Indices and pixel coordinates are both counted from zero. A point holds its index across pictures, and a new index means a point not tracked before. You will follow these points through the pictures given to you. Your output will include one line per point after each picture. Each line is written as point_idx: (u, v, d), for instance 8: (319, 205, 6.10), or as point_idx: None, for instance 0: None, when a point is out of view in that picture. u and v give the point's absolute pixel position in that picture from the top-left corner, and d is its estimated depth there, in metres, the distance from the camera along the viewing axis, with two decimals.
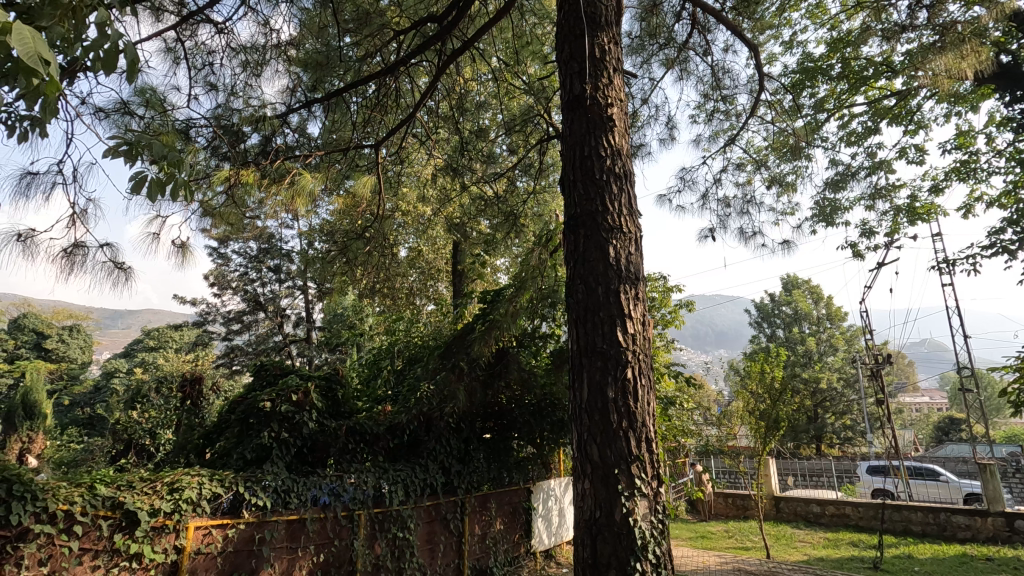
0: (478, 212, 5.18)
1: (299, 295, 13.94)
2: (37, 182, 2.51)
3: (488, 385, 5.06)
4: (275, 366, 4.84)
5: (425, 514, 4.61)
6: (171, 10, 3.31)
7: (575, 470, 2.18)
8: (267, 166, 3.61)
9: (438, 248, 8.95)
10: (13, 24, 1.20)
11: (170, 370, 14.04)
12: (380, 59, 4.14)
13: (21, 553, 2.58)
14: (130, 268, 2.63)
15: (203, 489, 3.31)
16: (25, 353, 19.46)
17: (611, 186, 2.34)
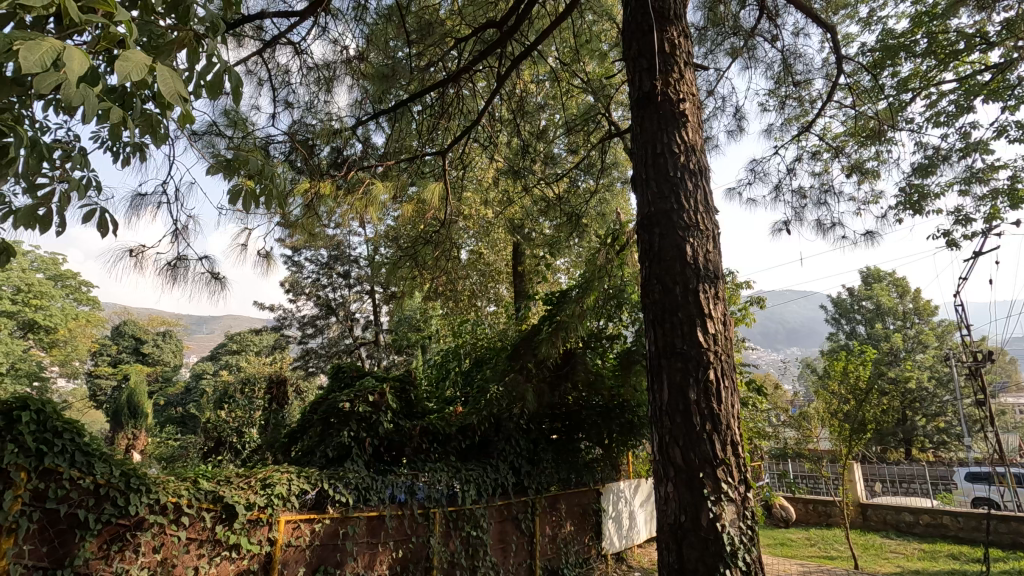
0: (539, 212, 5.18)
1: (367, 300, 14.46)
2: (145, 201, 2.76)
3: (555, 386, 5.09)
4: (351, 368, 5.05)
5: (497, 514, 4.67)
6: (252, 36, 3.54)
7: (656, 473, 2.15)
8: (341, 178, 3.78)
9: (499, 250, 9.01)
10: (157, 66, 1.35)
11: (252, 372, 14.99)
12: (441, 69, 4.25)
13: (138, 541, 2.84)
14: (225, 278, 2.85)
15: (292, 485, 3.52)
16: (127, 358, 21.35)
17: (686, 183, 2.28)
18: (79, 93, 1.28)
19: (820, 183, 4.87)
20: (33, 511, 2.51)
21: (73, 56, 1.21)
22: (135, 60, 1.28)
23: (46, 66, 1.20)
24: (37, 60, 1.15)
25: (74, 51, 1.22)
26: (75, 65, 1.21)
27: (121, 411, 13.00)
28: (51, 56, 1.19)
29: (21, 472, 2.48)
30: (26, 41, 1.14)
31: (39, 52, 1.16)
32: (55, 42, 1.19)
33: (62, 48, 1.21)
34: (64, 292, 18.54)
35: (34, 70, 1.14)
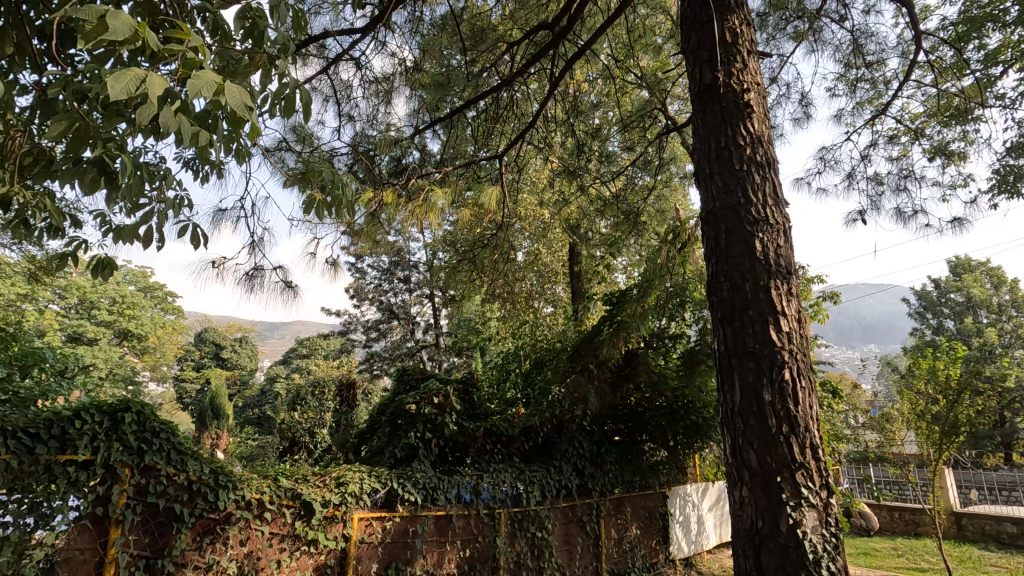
0: (597, 212, 5.14)
1: (427, 303, 14.78)
2: (226, 217, 2.96)
3: (617, 387, 5.04)
4: (416, 371, 5.18)
5: (562, 515, 4.66)
6: (316, 54, 3.69)
7: (730, 476, 2.09)
8: (402, 186, 3.89)
9: (555, 250, 8.98)
10: (226, 83, 1.44)
11: (322, 375, 15.69)
12: (494, 74, 4.29)
13: (227, 534, 3.03)
14: (298, 287, 3.01)
15: (364, 484, 3.65)
16: (208, 363, 22.84)
17: (752, 176, 2.20)
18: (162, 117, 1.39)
19: (899, 168, 4.57)
20: (136, 504, 2.74)
21: (153, 81, 1.30)
22: (206, 79, 1.37)
23: (132, 92, 1.30)
24: (124, 88, 1.25)
25: (155, 77, 1.32)
26: (155, 90, 1.31)
27: (205, 412, 13.95)
28: (135, 83, 1.30)
29: (127, 468, 2.72)
30: (114, 72, 1.25)
31: (126, 79, 1.27)
32: (138, 70, 1.28)
33: (143, 75, 1.31)
34: (153, 302, 20.02)
35: (121, 98, 1.24)
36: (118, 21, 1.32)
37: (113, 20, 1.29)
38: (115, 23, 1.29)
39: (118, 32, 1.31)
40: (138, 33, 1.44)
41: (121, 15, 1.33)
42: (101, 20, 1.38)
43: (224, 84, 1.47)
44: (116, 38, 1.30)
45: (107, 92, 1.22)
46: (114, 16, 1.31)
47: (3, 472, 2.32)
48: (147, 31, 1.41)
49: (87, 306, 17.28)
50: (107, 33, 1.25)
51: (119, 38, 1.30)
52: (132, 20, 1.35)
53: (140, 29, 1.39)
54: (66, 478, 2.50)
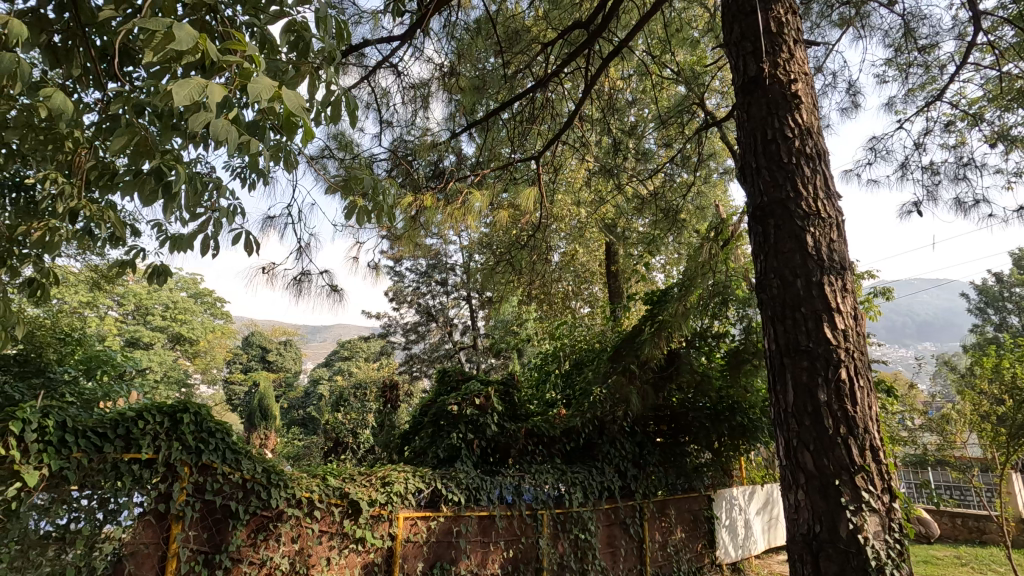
0: (635, 211, 5.06)
1: (464, 306, 14.88)
2: (274, 224, 3.06)
3: (659, 388, 4.95)
4: (456, 372, 5.22)
5: (605, 517, 4.62)
6: (355, 63, 3.78)
7: (784, 479, 2.02)
8: (441, 189, 3.93)
9: (592, 250, 8.91)
10: (283, 88, 1.48)
11: (363, 377, 16.01)
12: (529, 75, 4.29)
13: (280, 531, 3.13)
14: (343, 290, 3.08)
15: (409, 483, 3.71)
16: (255, 366, 23.64)
17: (802, 169, 2.13)
18: (221, 124, 1.44)
19: (956, 156, 4.34)
20: (195, 501, 2.85)
21: (213, 90, 1.35)
22: (264, 84, 1.41)
23: (194, 101, 1.35)
24: (187, 96, 1.30)
25: (215, 86, 1.37)
26: (215, 98, 1.35)
27: (254, 414, 14.46)
28: (197, 91, 1.34)
29: (186, 466, 2.83)
30: (179, 81, 1.30)
31: (188, 88, 1.32)
32: (200, 79, 1.33)
33: (204, 84, 1.36)
34: (203, 307, 20.83)
35: (184, 105, 1.29)
36: (181, 33, 1.38)
37: (177, 31, 1.35)
38: (179, 35, 1.35)
39: (181, 43, 1.36)
40: (199, 45, 1.50)
41: (184, 27, 1.39)
42: (165, 33, 1.44)
43: (279, 90, 1.51)
44: (178, 48, 1.36)
45: (173, 99, 1.28)
46: (177, 28, 1.36)
47: (75, 470, 2.45)
48: (207, 43, 1.47)
49: (142, 312, 18.15)
50: (171, 45, 1.31)
51: (181, 48, 1.35)
52: (193, 32, 1.40)
53: (201, 42, 1.45)
54: (131, 476, 2.63)
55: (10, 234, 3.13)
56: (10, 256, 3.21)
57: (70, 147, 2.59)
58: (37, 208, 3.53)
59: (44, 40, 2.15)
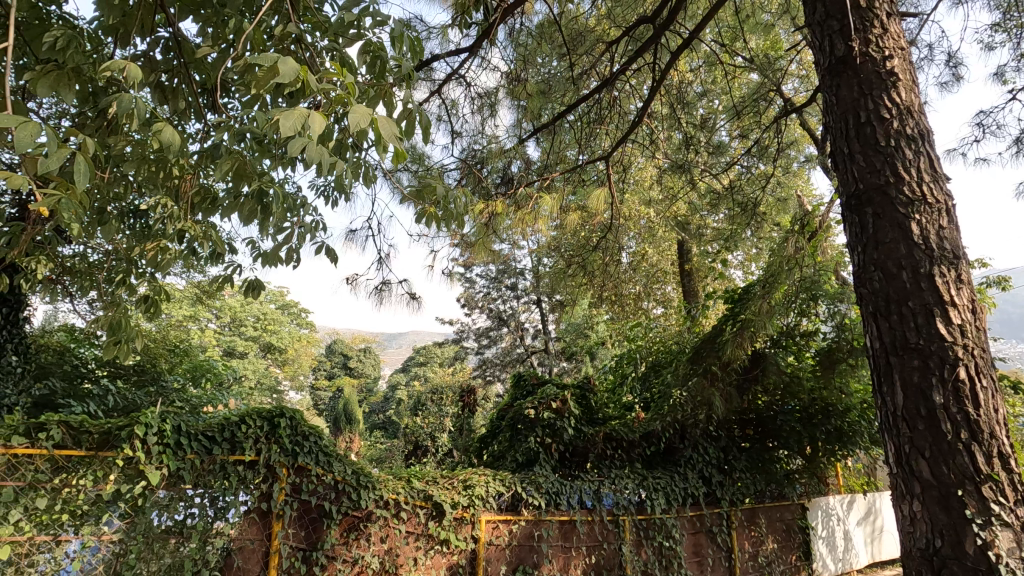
0: (709, 206, 4.86)
1: (535, 309, 14.89)
2: (355, 237, 3.20)
3: (743, 390, 4.72)
4: (531, 376, 5.24)
5: (689, 525, 4.45)
6: (424, 78, 3.89)
7: (895, 488, 1.87)
8: (510, 195, 3.96)
9: (664, 249, 8.62)
10: (376, 116, 1.54)
11: (439, 382, 16.41)
12: (595, 76, 4.25)
13: (369, 531, 3.26)
14: (421, 298, 3.18)
15: (489, 487, 3.76)
16: (339, 373, 24.86)
17: (903, 152, 1.97)
18: (320, 151, 1.52)
19: None
20: (293, 501, 3.02)
21: (315, 119, 1.42)
22: (360, 114, 1.46)
23: (296, 129, 1.43)
24: (292, 125, 1.37)
25: (316, 115, 1.44)
26: (316, 127, 1.42)
27: (339, 418, 15.23)
28: (300, 121, 1.41)
29: (284, 467, 3.01)
30: (286, 111, 1.37)
31: (294, 118, 1.39)
32: (304, 109, 1.40)
33: (306, 113, 1.43)
34: (290, 318, 22.19)
35: (290, 135, 1.36)
36: (286, 66, 1.45)
37: (282, 65, 1.43)
38: (284, 70, 1.43)
39: (286, 76, 1.44)
40: (298, 77, 1.58)
41: (287, 61, 1.47)
42: (270, 66, 1.53)
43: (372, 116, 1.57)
44: (282, 82, 1.43)
45: (280, 129, 1.35)
46: (281, 63, 1.44)
47: (189, 470, 2.68)
48: (307, 75, 1.55)
49: (237, 324, 19.60)
50: (278, 79, 1.38)
51: (285, 82, 1.43)
52: (295, 64, 1.48)
53: (301, 73, 1.53)
54: (237, 476, 2.83)
55: (128, 255, 3.45)
56: (130, 275, 3.57)
57: (177, 173, 2.83)
58: (151, 232, 3.91)
59: (155, 80, 2.38)
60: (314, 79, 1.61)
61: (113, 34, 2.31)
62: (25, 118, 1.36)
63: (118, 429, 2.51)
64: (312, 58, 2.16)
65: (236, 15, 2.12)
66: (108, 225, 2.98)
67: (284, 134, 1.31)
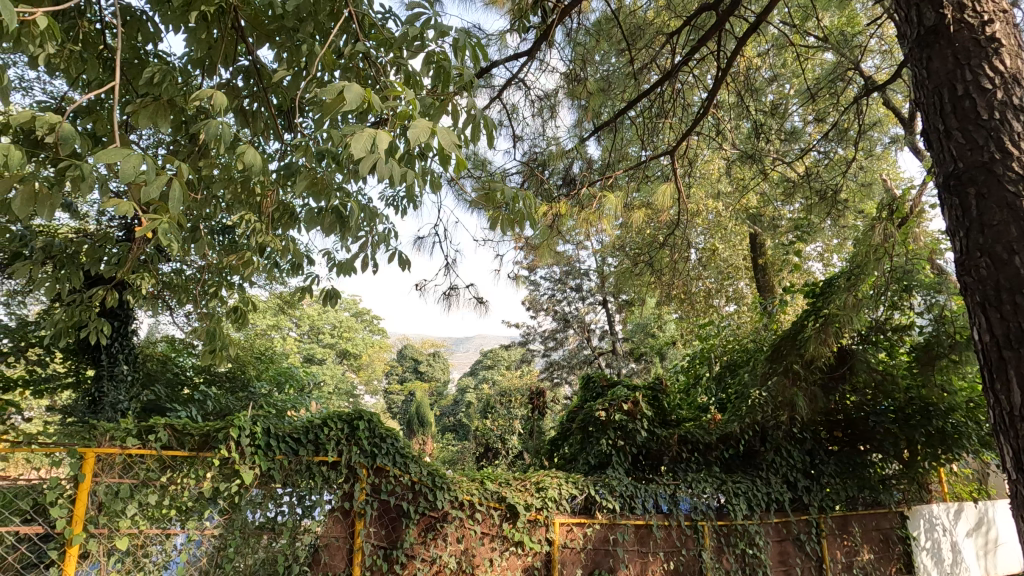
0: (783, 196, 4.62)
1: (600, 310, 14.69)
2: (424, 243, 3.30)
3: (829, 390, 4.43)
4: (600, 378, 5.16)
5: (774, 532, 4.24)
6: (484, 84, 3.94)
7: (1015, 495, 1.69)
8: (573, 196, 3.94)
9: (736, 243, 8.27)
10: (439, 127, 1.57)
11: (507, 385, 16.53)
12: (656, 69, 4.14)
13: (446, 531, 3.33)
14: (488, 302, 3.22)
15: (562, 489, 3.74)
16: (410, 377, 25.63)
17: (1010, 125, 1.78)
18: (388, 167, 1.58)
19: None
20: (373, 501, 3.13)
21: (381, 139, 1.47)
22: (423, 130, 1.51)
23: (365, 151, 1.50)
24: (361, 148, 1.44)
25: (382, 134, 1.49)
26: (383, 146, 1.48)
27: (412, 420, 15.69)
28: (369, 142, 1.48)
29: (363, 468, 3.13)
30: (354, 135, 1.45)
31: (362, 141, 1.45)
32: (372, 130, 1.47)
33: (373, 135, 1.49)
34: (363, 325, 23.12)
35: (360, 158, 1.43)
36: (352, 92, 1.52)
37: (348, 91, 1.49)
38: (350, 95, 1.49)
39: (353, 101, 1.50)
40: (365, 99, 1.65)
41: (353, 86, 1.54)
42: (339, 92, 1.61)
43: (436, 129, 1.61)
44: (350, 108, 1.50)
45: (351, 153, 1.42)
46: (348, 88, 1.51)
47: (279, 470, 2.84)
48: (373, 96, 1.61)
49: (315, 332, 20.67)
50: (347, 105, 1.45)
51: (353, 108, 1.50)
52: (361, 88, 1.55)
53: (367, 96, 1.59)
54: (322, 476, 2.98)
55: (218, 270, 3.72)
56: (221, 288, 3.84)
57: (259, 192, 3.02)
58: (238, 247, 4.19)
59: (237, 106, 2.56)
60: (379, 100, 1.67)
61: (201, 67, 2.50)
62: (129, 151, 1.50)
63: (215, 431, 2.71)
64: (378, 71, 2.23)
65: (308, 38, 2.23)
66: (201, 243, 3.22)
67: (354, 157, 1.38)
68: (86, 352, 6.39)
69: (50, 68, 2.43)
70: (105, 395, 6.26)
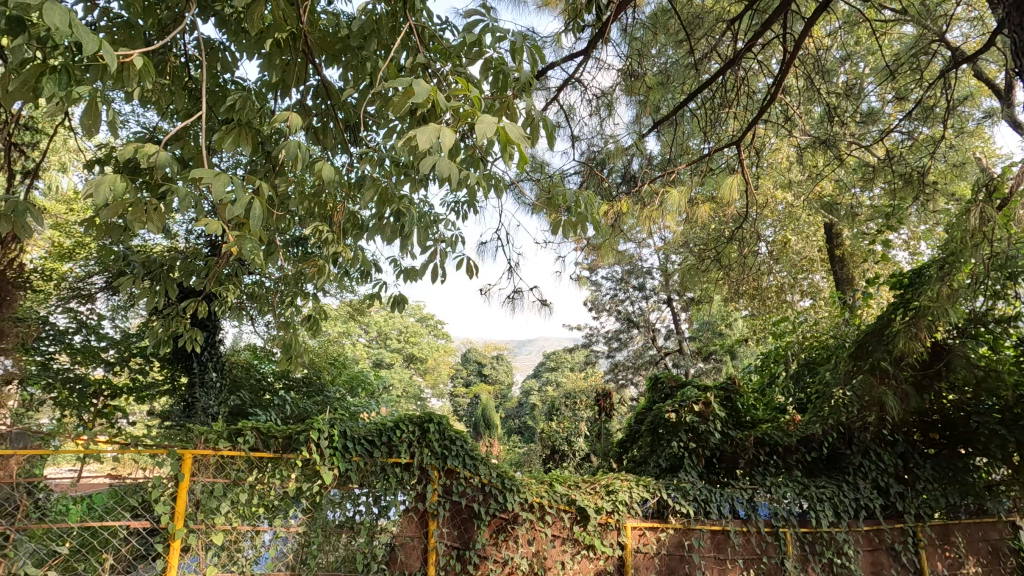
0: (861, 182, 4.35)
1: (666, 308, 14.28)
2: (487, 249, 3.34)
3: (923, 388, 4.10)
4: (668, 379, 5.02)
5: (865, 541, 3.97)
6: (542, 87, 3.94)
7: None
8: (634, 194, 3.86)
9: (810, 235, 7.82)
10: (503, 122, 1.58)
11: (571, 387, 16.40)
12: (717, 57, 4.00)
13: (516, 533, 3.34)
14: (553, 304, 3.21)
15: (633, 493, 3.67)
16: (474, 380, 25.98)
17: None
18: (450, 163, 1.61)
19: None
20: (445, 502, 3.19)
21: (446, 132, 1.50)
22: (488, 126, 1.51)
23: (429, 145, 1.52)
24: (427, 141, 1.47)
25: (446, 130, 1.52)
26: (447, 140, 1.51)
27: (478, 423, 15.88)
28: (434, 136, 1.50)
29: (435, 470, 3.20)
30: (420, 128, 1.47)
31: (428, 133, 1.49)
32: (437, 124, 1.50)
33: (438, 129, 1.52)
34: (427, 330, 23.69)
35: (425, 147, 1.45)
36: (419, 87, 1.57)
37: (415, 86, 1.54)
38: (418, 88, 1.54)
39: (420, 95, 1.55)
40: (431, 96, 1.69)
41: (421, 82, 1.58)
42: (406, 91, 1.66)
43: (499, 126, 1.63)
44: (417, 103, 1.55)
45: (417, 145, 1.45)
46: (416, 84, 1.55)
47: (355, 471, 2.96)
48: (438, 93, 1.65)
49: (382, 338, 21.35)
50: (413, 100, 1.49)
51: (420, 102, 1.54)
52: (428, 84, 1.59)
53: (433, 93, 1.63)
54: (396, 478, 3.08)
55: (294, 280, 3.93)
56: (297, 297, 4.05)
57: (331, 204, 3.16)
58: (311, 257, 4.40)
59: (308, 124, 2.70)
60: (445, 97, 1.71)
61: (274, 90, 2.65)
62: (216, 172, 1.63)
63: (297, 433, 2.85)
64: (439, 81, 2.28)
65: (371, 55, 2.32)
66: (278, 255, 3.41)
67: (419, 147, 1.41)
68: (180, 361, 6.93)
69: (144, 101, 2.65)
70: (197, 400, 6.76)
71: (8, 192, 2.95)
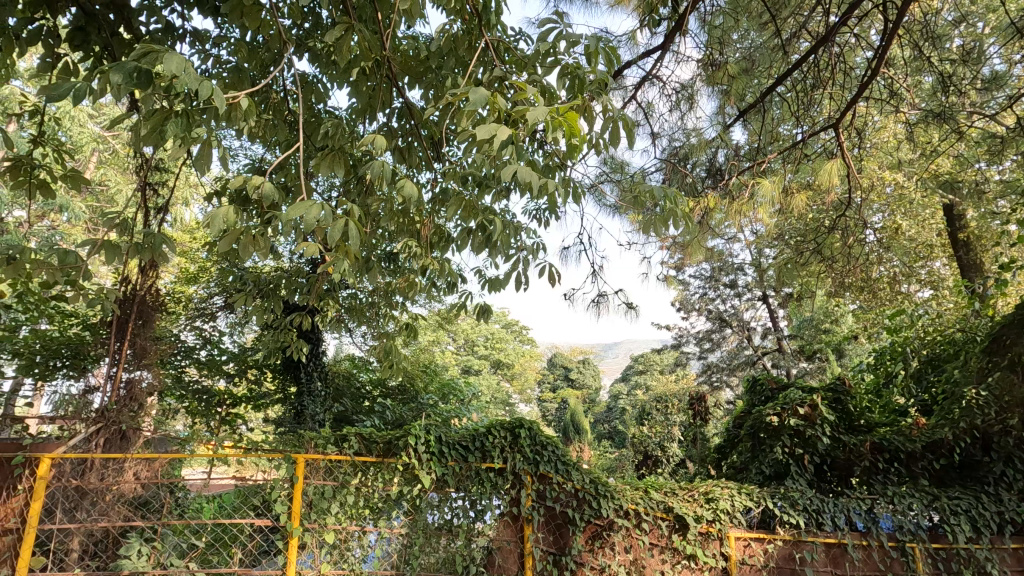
0: (987, 156, 3.89)
1: (762, 306, 13.49)
2: (570, 253, 3.33)
3: None
4: (768, 380, 4.72)
5: (1012, 560, 3.54)
6: (618, 85, 3.88)
7: None
8: (721, 187, 3.70)
9: (925, 218, 7.10)
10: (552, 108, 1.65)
11: (662, 391, 15.88)
12: (807, 36, 3.74)
13: (612, 540, 3.28)
14: (639, 307, 3.14)
15: (735, 501, 3.49)
16: (561, 384, 25.87)
17: None
18: (516, 160, 1.69)
19: None
20: (539, 506, 3.20)
21: (502, 128, 1.58)
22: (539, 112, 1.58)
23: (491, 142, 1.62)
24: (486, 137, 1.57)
25: (503, 126, 1.60)
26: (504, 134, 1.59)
27: (567, 428, 15.77)
28: (492, 132, 1.60)
29: (528, 475, 3.21)
30: (479, 127, 1.58)
31: (486, 131, 1.59)
32: (494, 123, 1.59)
33: (496, 128, 1.61)
34: (513, 336, 23.96)
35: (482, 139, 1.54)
36: (476, 96, 1.67)
37: (472, 93, 1.65)
38: (474, 95, 1.65)
39: (477, 100, 1.65)
40: (492, 103, 1.79)
41: (478, 89, 1.69)
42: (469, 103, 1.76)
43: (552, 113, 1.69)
44: (475, 108, 1.65)
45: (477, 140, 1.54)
46: (473, 91, 1.67)
47: (451, 475, 3.05)
48: (499, 98, 1.73)
49: (470, 345, 21.80)
50: (469, 105, 1.60)
51: (477, 105, 1.64)
52: (485, 90, 1.69)
53: (492, 98, 1.73)
54: (490, 482, 3.13)
55: (386, 293, 4.13)
56: (390, 309, 4.25)
57: (418, 219, 3.30)
58: (401, 269, 4.60)
59: (395, 145, 2.84)
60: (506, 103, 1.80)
61: (363, 115, 2.83)
62: (312, 201, 1.75)
63: (396, 439, 3.00)
64: (516, 91, 2.33)
65: (450, 73, 2.41)
66: (372, 270, 3.61)
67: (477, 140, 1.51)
68: (289, 371, 7.49)
69: (252, 136, 2.91)
70: (306, 408, 7.28)
71: (145, 226, 3.35)
